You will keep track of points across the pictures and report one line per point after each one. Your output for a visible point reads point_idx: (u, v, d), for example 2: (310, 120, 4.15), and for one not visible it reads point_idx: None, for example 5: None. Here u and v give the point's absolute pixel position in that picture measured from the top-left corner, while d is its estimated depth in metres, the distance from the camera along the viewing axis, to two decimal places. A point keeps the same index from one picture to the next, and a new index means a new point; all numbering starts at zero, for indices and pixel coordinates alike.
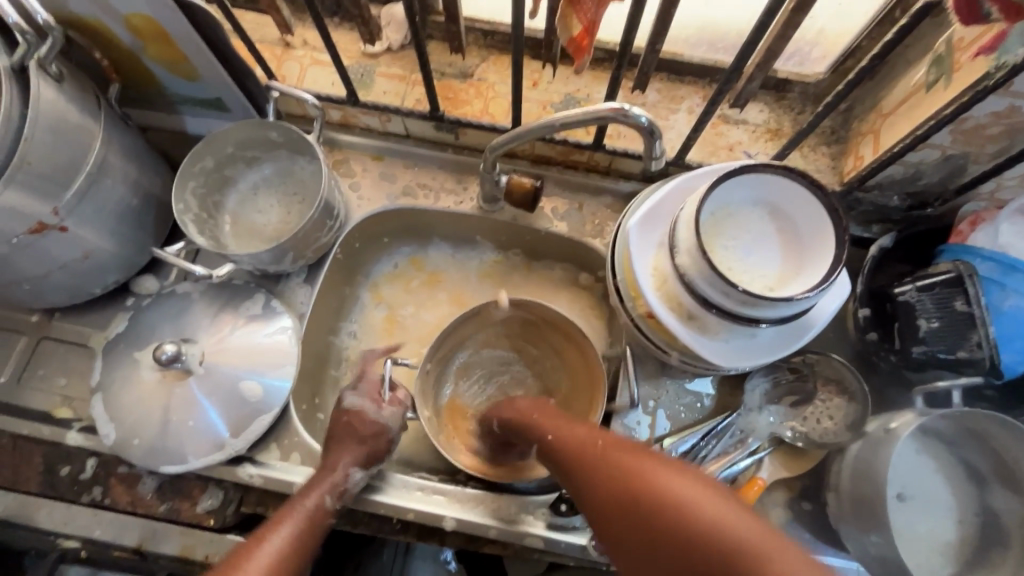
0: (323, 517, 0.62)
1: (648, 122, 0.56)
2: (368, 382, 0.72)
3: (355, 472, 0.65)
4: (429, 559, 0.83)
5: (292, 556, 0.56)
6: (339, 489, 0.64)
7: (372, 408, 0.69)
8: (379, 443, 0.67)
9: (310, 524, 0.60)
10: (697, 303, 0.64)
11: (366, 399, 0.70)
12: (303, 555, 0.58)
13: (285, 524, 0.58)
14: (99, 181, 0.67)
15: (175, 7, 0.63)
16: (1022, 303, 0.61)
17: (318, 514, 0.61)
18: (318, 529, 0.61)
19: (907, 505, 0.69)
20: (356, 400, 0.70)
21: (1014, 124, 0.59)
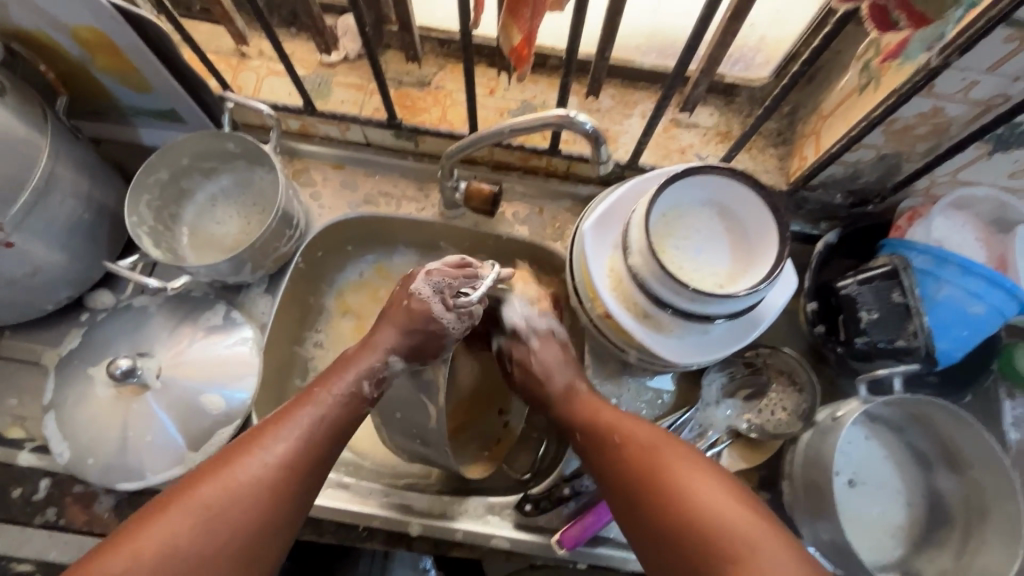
0: (353, 410, 0.60)
1: (593, 129, 0.58)
2: (442, 275, 0.65)
3: (395, 361, 0.63)
4: (408, 565, 0.81)
5: (301, 452, 0.55)
6: (380, 376, 0.62)
7: (436, 307, 0.64)
8: (434, 341, 0.64)
9: (338, 414, 0.59)
10: (651, 302, 0.66)
11: (434, 297, 0.64)
12: (323, 441, 0.57)
13: (310, 404, 0.58)
14: (47, 196, 0.66)
15: (122, 20, 0.62)
16: (955, 293, 0.64)
17: (347, 404, 0.60)
18: (350, 416, 0.60)
19: (859, 490, 0.71)
20: (422, 292, 0.65)
21: (938, 124, 0.63)
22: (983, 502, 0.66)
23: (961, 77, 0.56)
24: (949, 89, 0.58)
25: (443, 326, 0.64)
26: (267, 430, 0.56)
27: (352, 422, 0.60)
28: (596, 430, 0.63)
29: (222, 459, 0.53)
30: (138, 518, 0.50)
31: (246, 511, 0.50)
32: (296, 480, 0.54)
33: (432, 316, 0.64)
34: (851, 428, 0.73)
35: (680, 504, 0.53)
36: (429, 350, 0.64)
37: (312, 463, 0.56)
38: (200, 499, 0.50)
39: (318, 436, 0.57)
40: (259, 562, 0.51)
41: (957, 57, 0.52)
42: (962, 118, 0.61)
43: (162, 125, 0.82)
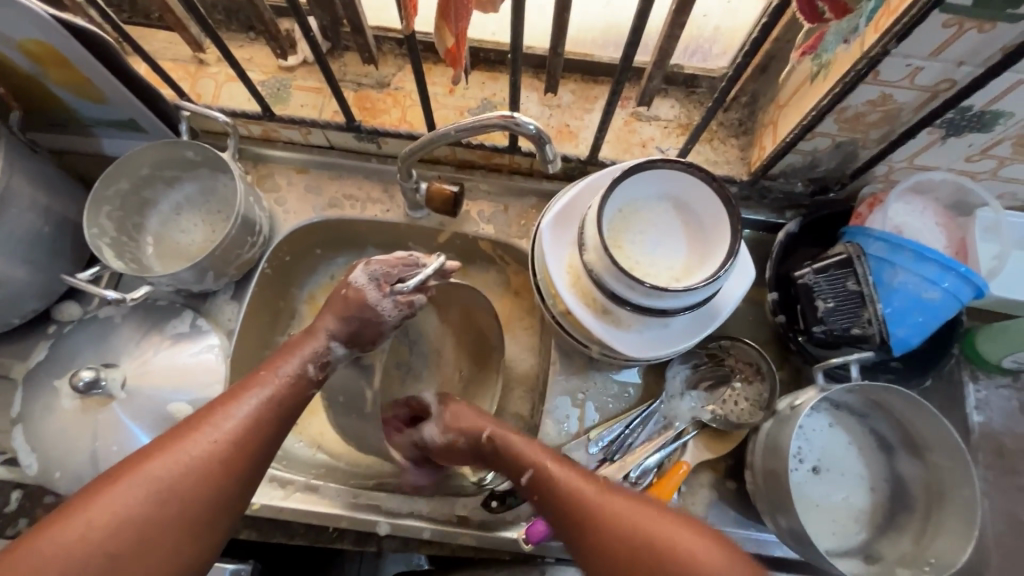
0: (303, 389, 0.60)
1: (537, 129, 0.58)
2: (380, 265, 0.66)
3: (336, 346, 0.64)
4: (402, 562, 0.83)
5: (254, 426, 0.55)
6: (323, 359, 0.63)
7: (371, 293, 0.64)
8: (372, 328, 0.65)
9: (287, 393, 0.59)
10: (608, 298, 0.66)
11: (371, 285, 0.65)
12: (272, 420, 0.57)
13: (258, 385, 0.58)
14: (3, 211, 0.67)
15: (66, 32, 0.62)
16: (910, 279, 0.64)
17: (296, 385, 0.60)
18: (300, 395, 0.60)
19: (822, 477, 0.72)
20: (359, 281, 0.65)
21: (889, 111, 0.62)
22: (943, 486, 0.66)
23: (905, 64, 0.55)
24: (895, 76, 0.58)
25: (379, 312, 0.64)
26: (219, 407, 0.55)
27: (300, 402, 0.60)
28: (546, 485, 0.60)
29: (173, 434, 0.53)
30: (86, 491, 0.49)
31: (196, 486, 0.50)
32: (245, 458, 0.53)
33: (368, 304, 0.64)
34: (815, 416, 0.73)
35: (633, 537, 0.53)
36: (367, 336, 0.66)
37: (267, 439, 0.56)
38: (148, 473, 0.49)
39: (268, 415, 0.57)
40: (203, 535, 0.50)
41: (895, 45, 0.52)
42: (910, 104, 0.61)
43: (122, 135, 0.82)
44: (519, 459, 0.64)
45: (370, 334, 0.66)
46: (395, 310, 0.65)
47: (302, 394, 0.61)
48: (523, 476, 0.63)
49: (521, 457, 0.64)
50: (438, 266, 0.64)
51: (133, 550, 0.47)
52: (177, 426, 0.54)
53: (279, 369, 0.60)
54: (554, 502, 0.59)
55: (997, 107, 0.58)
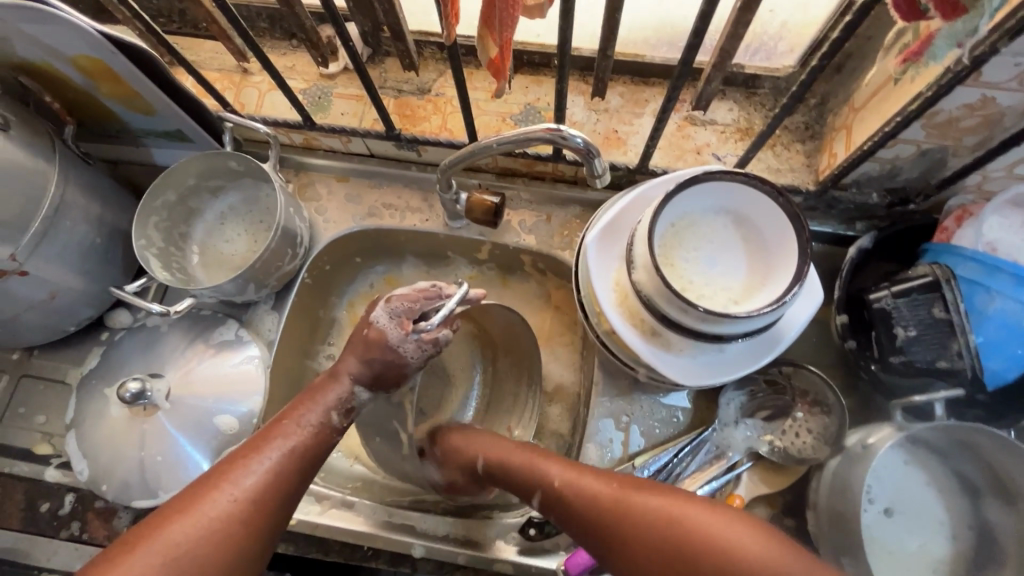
0: (328, 437, 0.59)
1: (584, 143, 0.54)
2: (402, 301, 0.63)
3: (360, 390, 0.62)
4: None
5: (274, 481, 0.53)
6: (346, 406, 0.61)
7: (391, 331, 0.61)
8: (394, 369, 0.62)
9: (310, 444, 0.57)
10: (659, 320, 0.61)
11: (392, 324, 0.62)
12: (292, 475, 0.55)
13: (280, 436, 0.56)
14: (58, 223, 0.69)
15: (114, 48, 0.63)
16: (1009, 307, 0.57)
17: (320, 433, 0.58)
18: (323, 445, 0.59)
19: (894, 520, 0.65)
20: (380, 320, 0.62)
21: (988, 116, 0.55)
22: None
23: (1013, 64, 0.48)
24: (1000, 78, 0.50)
25: (399, 352, 0.61)
26: (238, 462, 0.53)
27: (324, 449, 0.59)
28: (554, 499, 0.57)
29: (193, 493, 0.51)
30: (100, 562, 0.46)
31: (216, 551, 0.48)
32: (265, 518, 0.51)
33: (389, 344, 0.61)
34: (888, 452, 0.66)
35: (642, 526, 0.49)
36: (390, 377, 0.62)
37: (287, 496, 0.54)
38: (166, 539, 0.47)
39: (291, 468, 0.55)
40: None
41: (1006, 44, 0.45)
42: (1015, 109, 0.53)
43: (172, 145, 0.83)
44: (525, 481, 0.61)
45: (392, 378, 0.62)
46: (419, 350, 0.62)
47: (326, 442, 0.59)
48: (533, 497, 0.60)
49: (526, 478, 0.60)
50: (461, 295, 0.60)
51: None
52: (193, 483, 0.52)
53: (303, 417, 0.58)
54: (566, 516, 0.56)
55: None
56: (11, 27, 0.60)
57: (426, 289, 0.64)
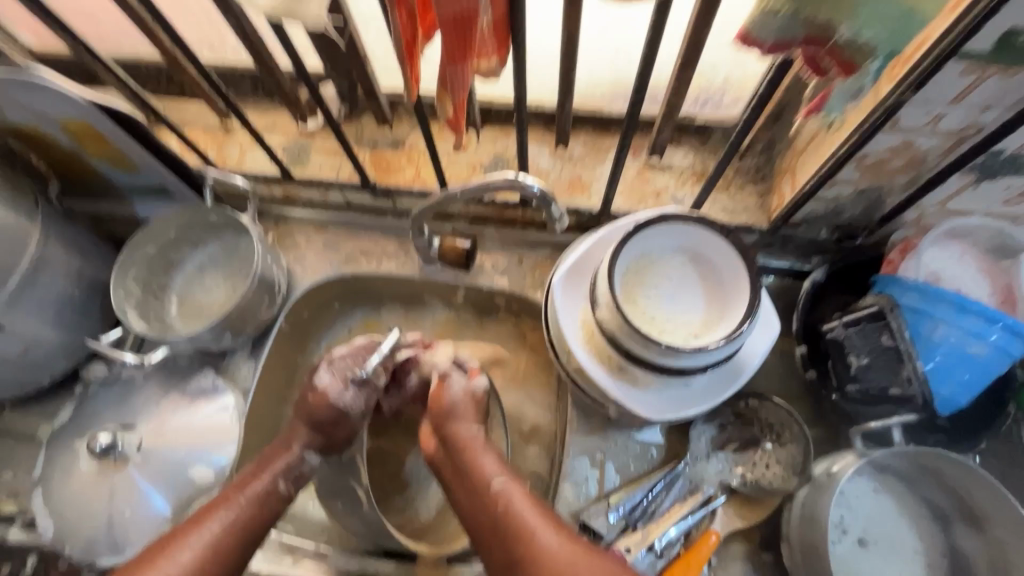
0: (269, 506, 0.60)
1: (541, 189, 0.58)
2: (343, 361, 0.66)
3: (310, 455, 0.63)
4: None
5: (214, 554, 0.54)
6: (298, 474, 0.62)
7: (336, 390, 0.64)
8: (344, 425, 0.64)
9: (251, 515, 0.58)
10: (623, 357, 0.63)
11: (335, 382, 0.64)
12: (231, 548, 0.56)
13: (222, 508, 0.57)
14: (37, 278, 0.71)
15: (100, 113, 0.67)
16: (952, 333, 0.60)
17: (264, 503, 0.59)
18: (265, 515, 0.59)
19: (869, 550, 0.65)
20: (323, 383, 0.64)
21: (912, 157, 0.60)
22: (1010, 565, 0.59)
23: (925, 111, 0.53)
24: (915, 124, 0.55)
25: (345, 407, 0.64)
26: (177, 536, 0.55)
27: (263, 523, 0.59)
28: (512, 495, 0.58)
29: (131, 570, 0.52)
30: None
31: None
32: None
33: (334, 402, 0.63)
34: (856, 481, 0.68)
35: None
36: (340, 437, 0.64)
37: (226, 569, 0.55)
38: None
39: (229, 541, 0.56)
40: None
41: (911, 94, 0.50)
42: (935, 150, 0.58)
43: (154, 201, 0.86)
44: (481, 465, 0.61)
45: (342, 435, 0.64)
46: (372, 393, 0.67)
47: (267, 512, 0.60)
48: (495, 479, 0.60)
49: (476, 467, 0.61)
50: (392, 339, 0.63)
51: None
52: (136, 558, 0.54)
53: (247, 488, 0.59)
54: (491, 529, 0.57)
55: None
56: (7, 96, 0.65)
57: (363, 342, 0.67)
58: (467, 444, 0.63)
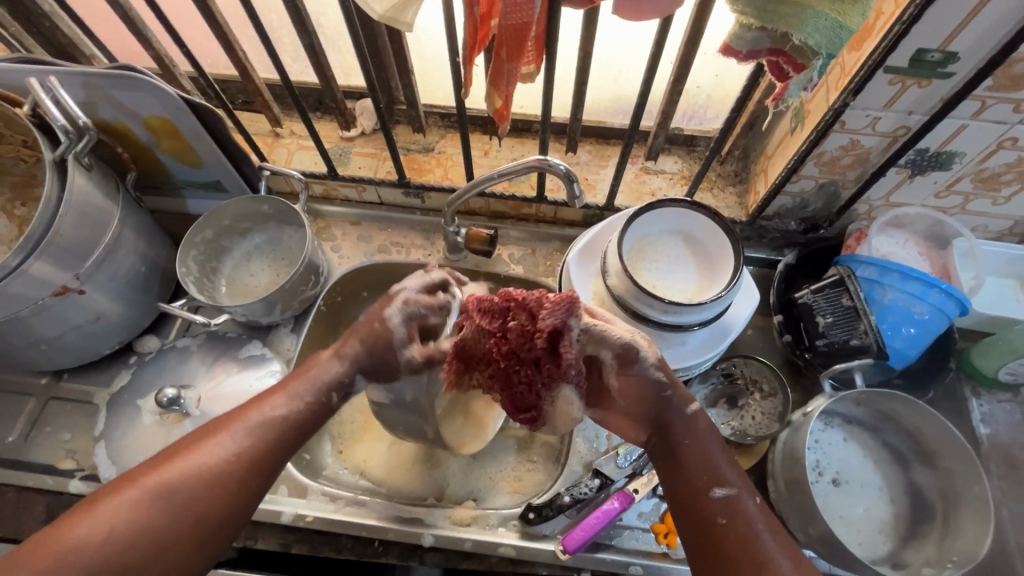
0: (321, 412, 0.64)
1: (566, 169, 0.70)
2: (417, 304, 0.68)
3: (360, 378, 0.68)
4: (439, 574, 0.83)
5: (270, 440, 0.59)
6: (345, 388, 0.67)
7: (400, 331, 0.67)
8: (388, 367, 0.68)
9: (305, 414, 0.62)
10: (630, 317, 0.74)
11: (404, 326, 0.67)
12: (284, 438, 0.60)
13: (282, 398, 0.62)
14: (114, 252, 0.79)
15: (186, 108, 0.78)
16: (898, 297, 0.73)
17: (316, 408, 0.64)
18: (316, 419, 0.64)
19: (842, 488, 0.76)
20: (393, 319, 0.67)
21: (859, 154, 0.74)
22: (958, 491, 0.70)
23: (865, 115, 0.68)
24: (859, 125, 0.70)
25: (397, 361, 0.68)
26: (242, 415, 0.60)
27: (311, 429, 0.64)
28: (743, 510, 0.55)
29: (199, 437, 0.57)
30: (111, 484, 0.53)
31: (208, 494, 0.54)
32: (255, 474, 0.57)
33: (392, 348, 0.67)
34: (828, 430, 0.79)
35: None
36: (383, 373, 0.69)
37: (277, 458, 0.59)
38: (167, 474, 0.53)
39: (284, 434, 0.60)
40: (209, 542, 0.54)
41: (852, 99, 0.65)
42: (876, 148, 0.73)
43: (207, 196, 0.97)
44: (719, 469, 0.58)
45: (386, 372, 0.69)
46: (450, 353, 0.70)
47: (318, 418, 0.65)
48: (716, 487, 0.57)
49: (716, 468, 0.58)
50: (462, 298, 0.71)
51: (152, 547, 0.50)
52: (205, 427, 0.59)
53: (305, 391, 0.64)
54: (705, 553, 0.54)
55: (950, 148, 0.70)
56: (103, 93, 0.75)
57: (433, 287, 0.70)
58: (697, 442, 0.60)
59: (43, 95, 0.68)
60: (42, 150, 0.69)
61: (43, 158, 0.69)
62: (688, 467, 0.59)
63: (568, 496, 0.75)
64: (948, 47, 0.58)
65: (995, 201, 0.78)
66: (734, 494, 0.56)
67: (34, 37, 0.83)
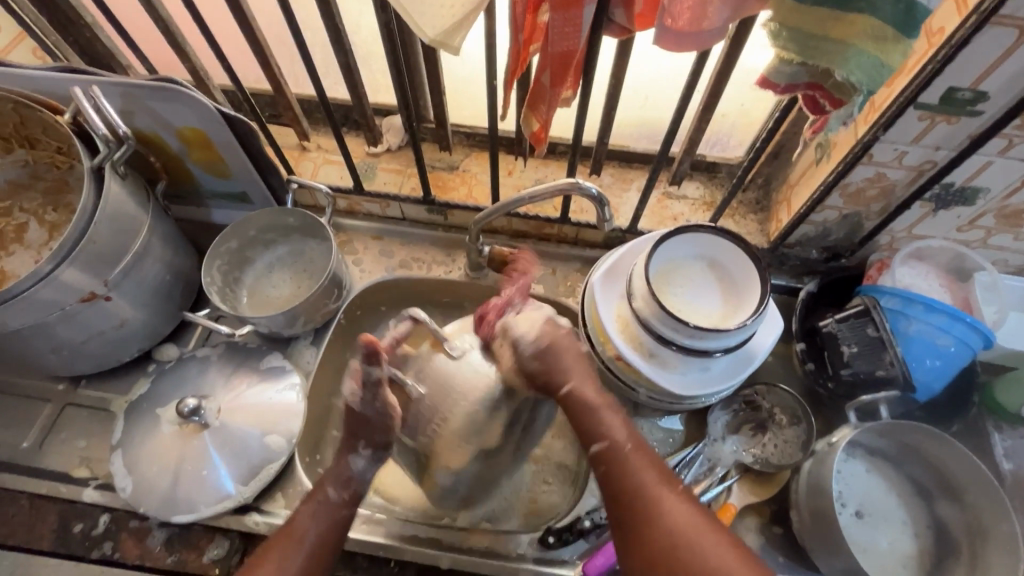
0: (338, 516, 0.66)
1: (598, 193, 0.72)
2: None
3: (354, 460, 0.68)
4: None
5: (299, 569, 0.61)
6: (350, 487, 0.67)
7: None
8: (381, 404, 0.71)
9: (325, 530, 0.64)
10: (655, 340, 0.74)
11: None
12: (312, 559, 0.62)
13: (295, 524, 0.64)
14: (142, 260, 0.79)
15: (223, 121, 0.79)
16: (923, 328, 0.73)
17: (330, 514, 0.65)
18: (337, 522, 0.65)
19: (865, 521, 0.75)
20: None
21: (884, 187, 0.75)
22: (983, 527, 0.70)
23: (893, 148, 0.69)
24: (886, 159, 0.71)
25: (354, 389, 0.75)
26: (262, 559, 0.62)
27: (340, 533, 0.65)
28: (617, 455, 0.62)
29: None
30: None
31: None
32: None
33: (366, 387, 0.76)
34: (851, 461, 0.78)
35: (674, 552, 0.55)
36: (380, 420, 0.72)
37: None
38: None
39: (309, 555, 0.63)
40: None
41: (882, 133, 0.66)
42: (902, 182, 0.74)
43: (232, 207, 0.97)
44: (600, 424, 0.64)
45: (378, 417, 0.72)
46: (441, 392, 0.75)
47: (338, 520, 0.66)
48: (593, 444, 0.64)
49: (598, 425, 0.65)
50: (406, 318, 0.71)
51: None
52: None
53: (311, 507, 0.65)
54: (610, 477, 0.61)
55: (975, 183, 0.71)
56: (141, 104, 0.76)
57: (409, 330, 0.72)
58: (585, 401, 0.66)
59: (86, 105, 0.69)
60: (81, 159, 0.70)
61: (83, 167, 0.70)
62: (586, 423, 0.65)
63: (588, 520, 0.75)
64: (979, 86, 0.60)
65: (1017, 236, 0.79)
66: (613, 444, 0.63)
67: (72, 46, 0.85)
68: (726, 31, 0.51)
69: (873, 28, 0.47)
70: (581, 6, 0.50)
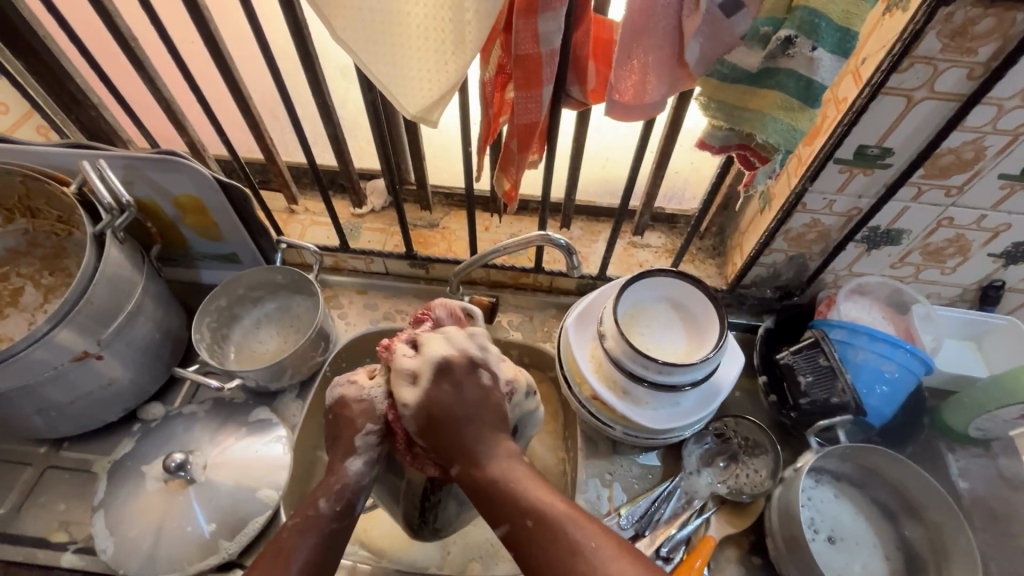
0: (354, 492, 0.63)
1: (566, 243, 0.79)
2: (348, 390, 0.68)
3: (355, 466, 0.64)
4: None
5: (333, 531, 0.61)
6: (344, 497, 0.62)
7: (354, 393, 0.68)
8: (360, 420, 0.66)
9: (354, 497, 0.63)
10: (628, 378, 0.79)
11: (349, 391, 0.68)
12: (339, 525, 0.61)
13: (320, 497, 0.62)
14: (134, 320, 0.82)
15: (217, 187, 0.85)
16: (868, 356, 0.80)
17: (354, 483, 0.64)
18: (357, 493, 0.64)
19: (839, 546, 0.78)
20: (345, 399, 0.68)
21: (821, 231, 0.84)
22: (946, 544, 0.74)
23: (823, 198, 0.78)
24: (818, 207, 0.80)
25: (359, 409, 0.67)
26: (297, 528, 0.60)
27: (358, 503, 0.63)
28: (470, 469, 0.60)
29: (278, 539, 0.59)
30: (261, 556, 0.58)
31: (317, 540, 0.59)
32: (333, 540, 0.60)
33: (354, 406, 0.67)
34: (819, 487, 0.82)
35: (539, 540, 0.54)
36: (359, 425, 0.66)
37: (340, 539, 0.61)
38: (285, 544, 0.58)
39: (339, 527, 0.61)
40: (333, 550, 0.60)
41: (809, 184, 0.75)
42: (836, 226, 0.83)
43: (220, 267, 1.02)
44: (452, 442, 0.62)
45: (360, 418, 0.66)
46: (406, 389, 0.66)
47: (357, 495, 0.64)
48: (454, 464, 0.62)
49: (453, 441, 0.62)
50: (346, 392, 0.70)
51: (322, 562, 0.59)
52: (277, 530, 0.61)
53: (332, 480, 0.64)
54: (480, 496, 0.59)
55: (898, 225, 0.81)
56: (142, 174, 0.82)
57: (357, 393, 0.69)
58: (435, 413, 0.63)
59: (94, 177, 0.74)
60: (84, 225, 0.75)
61: (85, 233, 0.74)
62: (497, 499, 0.58)
63: None
64: (883, 143, 0.70)
65: (944, 271, 0.88)
66: (464, 466, 0.61)
67: (74, 123, 0.91)
68: (665, 102, 0.59)
69: (782, 100, 0.56)
70: (540, 87, 0.58)
